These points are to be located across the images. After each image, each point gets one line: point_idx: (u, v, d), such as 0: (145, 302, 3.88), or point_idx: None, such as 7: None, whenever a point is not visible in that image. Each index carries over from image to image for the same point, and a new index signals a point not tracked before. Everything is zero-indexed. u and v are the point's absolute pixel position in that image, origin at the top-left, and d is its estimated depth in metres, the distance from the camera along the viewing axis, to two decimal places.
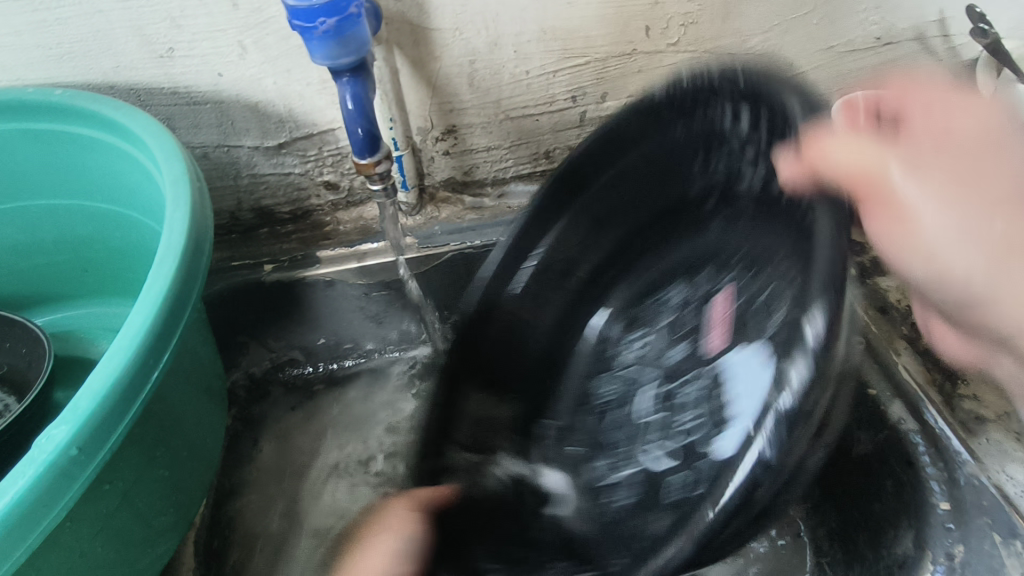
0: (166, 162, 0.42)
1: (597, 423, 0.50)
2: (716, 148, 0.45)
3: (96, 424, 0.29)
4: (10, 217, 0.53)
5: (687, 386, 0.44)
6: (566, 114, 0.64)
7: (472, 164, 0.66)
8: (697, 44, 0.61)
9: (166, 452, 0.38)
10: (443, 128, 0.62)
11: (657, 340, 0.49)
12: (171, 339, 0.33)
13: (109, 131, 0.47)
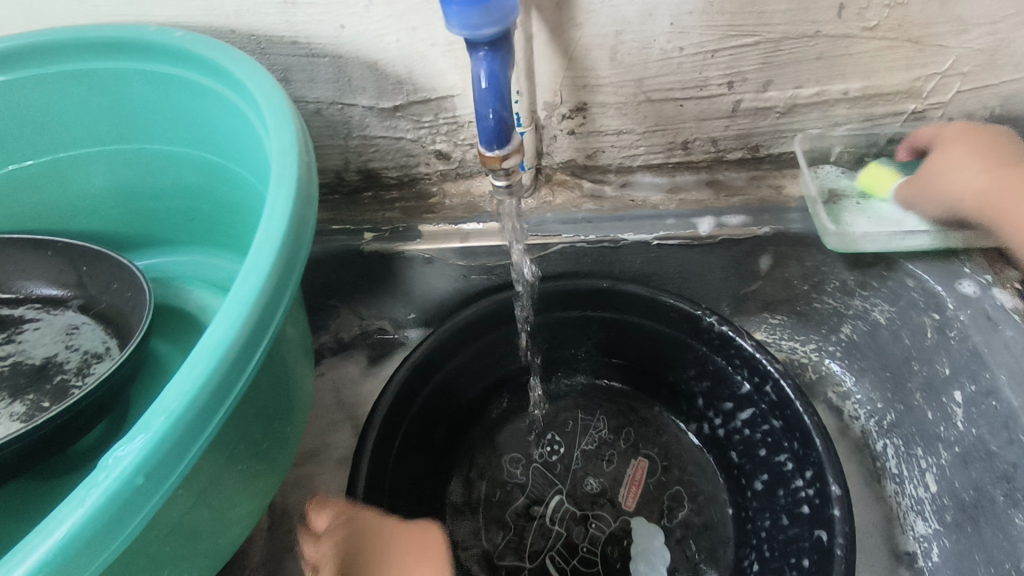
0: (274, 133, 0.38)
1: (545, 539, 0.57)
2: (722, 391, 0.58)
3: (164, 451, 0.27)
4: (126, 157, 0.52)
5: (593, 522, 0.58)
6: (715, 102, 0.55)
7: (598, 147, 0.59)
8: (901, 30, 0.49)
9: (249, 448, 0.36)
10: (573, 105, 0.55)
11: (578, 461, 0.61)
12: (251, 360, 0.31)
13: (222, 85, 0.44)
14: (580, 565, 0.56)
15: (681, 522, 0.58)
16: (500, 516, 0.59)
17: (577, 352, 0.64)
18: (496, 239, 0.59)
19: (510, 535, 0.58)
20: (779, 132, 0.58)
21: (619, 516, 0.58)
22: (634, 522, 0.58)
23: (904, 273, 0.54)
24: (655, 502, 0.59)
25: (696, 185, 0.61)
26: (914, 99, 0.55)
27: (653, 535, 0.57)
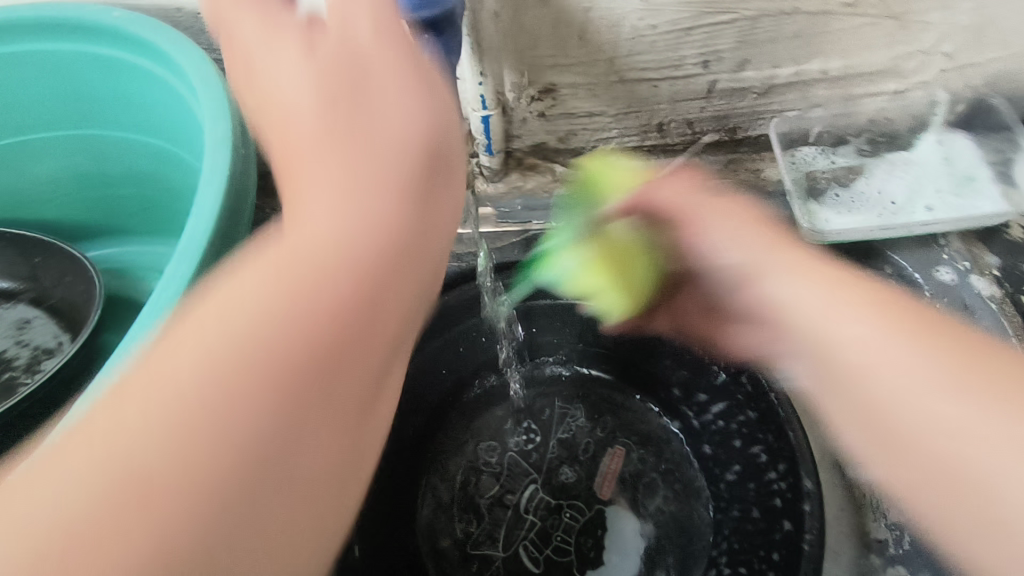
0: (211, 122, 0.36)
1: (518, 529, 0.57)
2: (699, 380, 0.57)
3: None
4: (75, 142, 0.50)
5: (567, 512, 0.57)
6: (691, 82, 0.53)
7: (569, 129, 0.57)
8: (883, 7, 0.47)
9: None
10: (540, 86, 0.53)
11: (554, 450, 0.60)
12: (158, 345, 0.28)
13: (162, 66, 0.41)
14: (554, 555, 0.56)
15: (656, 511, 0.57)
16: (473, 506, 0.58)
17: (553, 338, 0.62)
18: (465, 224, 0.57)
19: (483, 525, 0.57)
20: (757, 113, 0.56)
21: (593, 505, 0.57)
22: (609, 511, 0.57)
23: (882, 260, 0.53)
24: (630, 491, 0.58)
25: (671, 169, 0.59)
26: (896, 78, 0.53)
27: (628, 523, 0.56)
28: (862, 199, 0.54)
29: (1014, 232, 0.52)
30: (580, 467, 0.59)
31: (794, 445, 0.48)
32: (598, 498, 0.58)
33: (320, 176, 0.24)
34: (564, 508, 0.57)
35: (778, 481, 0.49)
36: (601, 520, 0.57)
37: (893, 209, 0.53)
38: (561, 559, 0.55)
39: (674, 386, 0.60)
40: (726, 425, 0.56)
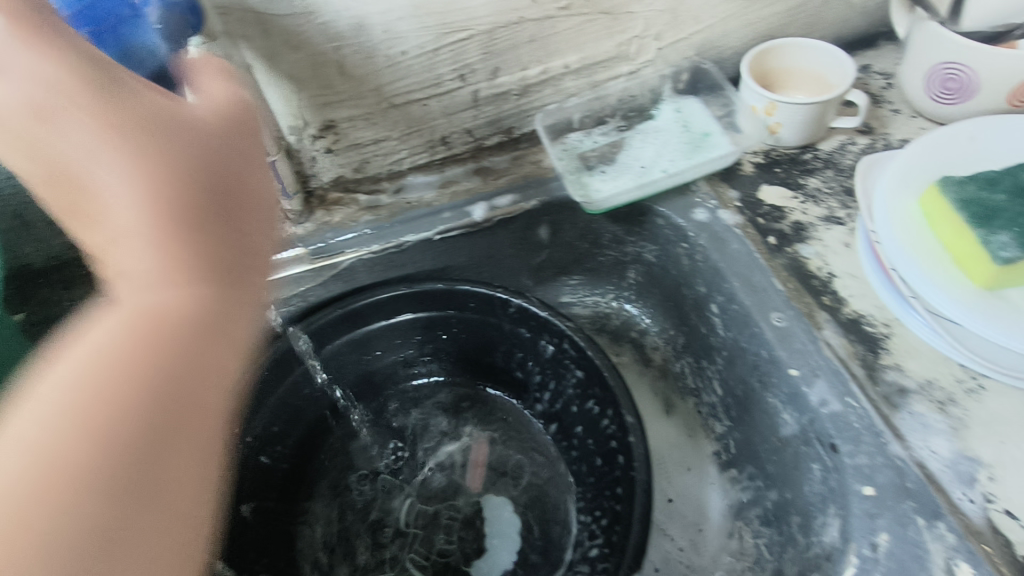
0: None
1: (398, 544, 0.58)
2: (532, 358, 0.63)
3: None
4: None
5: (444, 513, 0.60)
6: (456, 95, 0.58)
7: (362, 159, 0.61)
8: (591, 5, 0.55)
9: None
10: (319, 124, 0.56)
11: (421, 459, 0.63)
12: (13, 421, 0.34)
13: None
14: (438, 556, 0.58)
15: (526, 487, 0.61)
16: (352, 538, 0.59)
17: (398, 356, 0.66)
18: (301, 264, 0.59)
19: (364, 552, 0.58)
20: (523, 112, 0.63)
21: (467, 499, 0.60)
22: (481, 500, 0.60)
23: (654, 215, 0.61)
24: (498, 477, 0.61)
25: (464, 176, 0.64)
26: (626, 61, 0.62)
27: (502, 502, 0.60)
28: (620, 167, 0.62)
29: (744, 168, 0.62)
30: (448, 468, 0.62)
31: (612, 390, 0.55)
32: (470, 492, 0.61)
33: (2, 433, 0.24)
34: (440, 511, 0.60)
35: (609, 424, 0.56)
36: (476, 510, 0.60)
37: (644, 171, 0.61)
38: (444, 559, 0.58)
39: (516, 370, 0.65)
40: (565, 392, 0.62)
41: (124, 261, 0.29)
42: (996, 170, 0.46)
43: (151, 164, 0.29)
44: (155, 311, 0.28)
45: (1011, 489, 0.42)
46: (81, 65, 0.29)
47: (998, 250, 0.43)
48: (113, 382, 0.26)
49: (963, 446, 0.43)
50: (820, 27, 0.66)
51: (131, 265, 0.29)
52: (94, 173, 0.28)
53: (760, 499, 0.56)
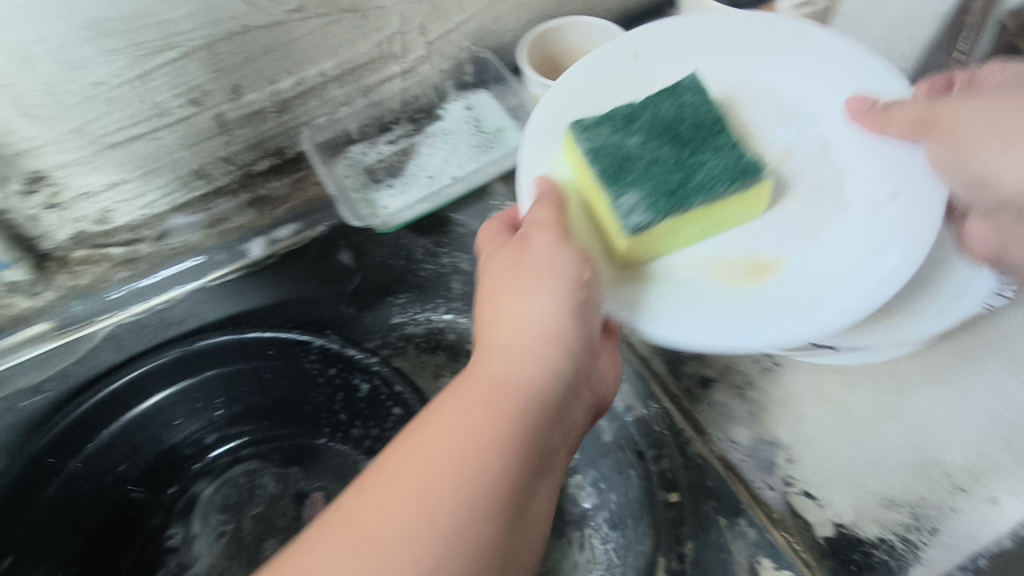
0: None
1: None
2: (357, 403, 0.58)
3: None
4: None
5: None
6: (193, 122, 0.50)
7: (101, 208, 0.52)
8: (329, 3, 0.48)
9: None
10: (25, 175, 0.46)
11: (251, 530, 0.56)
12: None
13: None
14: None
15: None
16: None
17: (221, 418, 0.59)
18: (36, 344, 0.51)
19: None
20: (289, 130, 0.56)
21: None
22: None
23: (455, 224, 0.58)
24: None
25: (238, 211, 0.58)
26: (395, 60, 0.56)
27: None
28: (407, 179, 0.57)
29: None
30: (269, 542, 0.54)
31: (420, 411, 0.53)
32: None
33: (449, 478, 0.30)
34: None
35: None
36: None
37: (433, 182, 0.57)
38: None
39: (345, 419, 0.60)
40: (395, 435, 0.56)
41: (548, 337, 0.36)
42: (636, 104, 0.43)
43: (522, 360, 0.35)
44: (508, 343, 0.37)
45: (809, 468, 0.40)
46: (528, 351, 0.36)
47: (625, 216, 0.38)
48: (456, 485, 0.29)
49: (762, 431, 0.42)
50: (600, 2, 0.63)
51: (450, 408, 0.33)
52: (494, 381, 0.34)
53: (604, 502, 0.53)
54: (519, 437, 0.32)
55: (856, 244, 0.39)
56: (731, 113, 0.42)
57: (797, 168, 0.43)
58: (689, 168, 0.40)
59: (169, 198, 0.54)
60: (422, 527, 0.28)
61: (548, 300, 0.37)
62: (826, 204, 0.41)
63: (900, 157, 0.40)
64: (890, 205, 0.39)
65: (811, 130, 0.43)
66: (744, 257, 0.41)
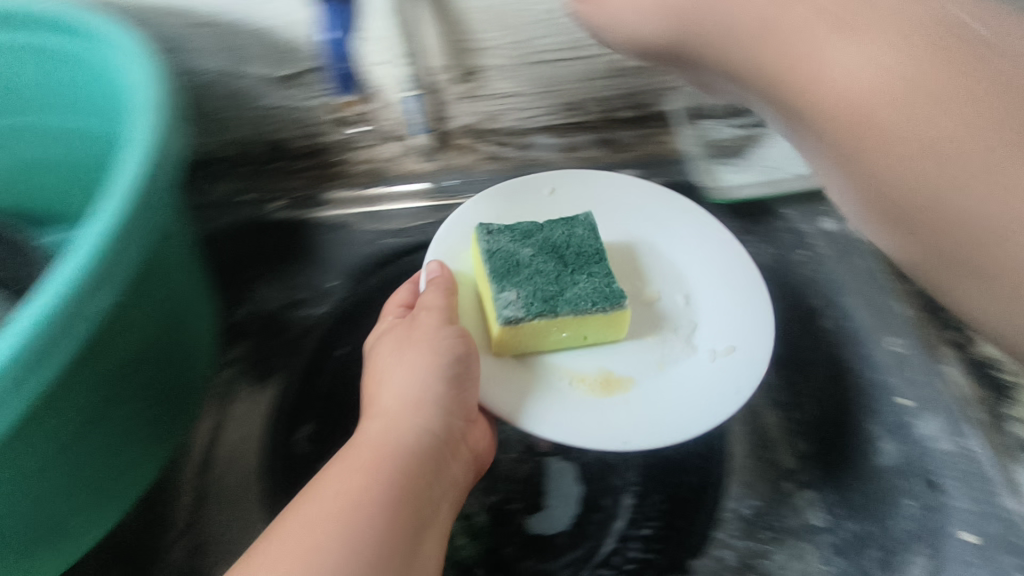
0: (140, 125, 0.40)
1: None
2: None
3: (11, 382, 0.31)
4: (62, 327, 0.34)
5: (507, 462, 0.61)
6: (597, 61, 0.58)
7: (494, 110, 0.62)
8: None
9: (138, 391, 0.44)
10: (461, 70, 0.57)
11: None
12: (53, 354, 0.34)
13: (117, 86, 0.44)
14: (498, 502, 0.59)
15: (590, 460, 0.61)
16: None
17: None
18: (408, 200, 0.65)
19: None
20: (662, 88, 0.61)
21: (533, 457, 0.62)
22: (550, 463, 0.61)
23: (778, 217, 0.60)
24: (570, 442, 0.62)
25: (590, 145, 0.65)
26: None
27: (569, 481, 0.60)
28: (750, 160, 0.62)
29: None
30: None
31: None
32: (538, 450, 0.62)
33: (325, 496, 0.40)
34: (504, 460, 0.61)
35: None
36: (543, 471, 0.61)
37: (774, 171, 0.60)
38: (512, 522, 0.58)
39: None
40: None
41: (389, 433, 0.44)
42: (536, 224, 0.54)
43: (394, 443, 0.43)
44: (408, 409, 0.46)
45: None
46: (392, 431, 0.44)
47: (502, 309, 0.49)
48: (328, 501, 0.39)
49: None
50: None
51: (371, 439, 0.44)
52: (366, 440, 0.44)
53: None
54: (396, 479, 0.41)
55: (711, 389, 0.49)
56: (596, 247, 0.53)
57: (665, 315, 0.55)
58: (562, 286, 0.51)
59: (546, 118, 0.63)
60: (342, 539, 0.37)
61: (416, 384, 0.47)
62: (678, 352, 0.52)
63: (762, 327, 0.52)
64: (724, 364, 0.51)
65: (684, 288, 0.56)
66: (602, 372, 0.52)
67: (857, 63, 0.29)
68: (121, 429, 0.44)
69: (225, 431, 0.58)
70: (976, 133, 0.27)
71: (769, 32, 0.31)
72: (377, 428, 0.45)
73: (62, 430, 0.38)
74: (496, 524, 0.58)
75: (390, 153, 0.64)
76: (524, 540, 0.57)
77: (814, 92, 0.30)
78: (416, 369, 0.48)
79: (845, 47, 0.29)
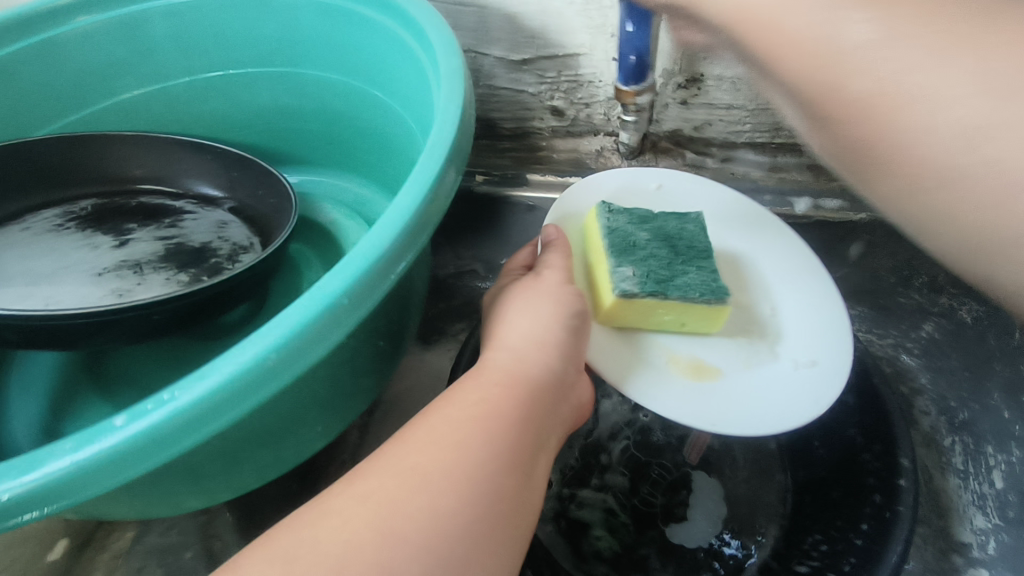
0: (446, 102, 0.41)
1: (608, 480, 0.61)
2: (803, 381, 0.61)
3: (328, 316, 0.32)
4: (378, 277, 0.34)
5: (656, 468, 0.62)
6: None
7: (706, 119, 0.62)
8: None
9: (370, 348, 0.44)
10: (688, 76, 0.58)
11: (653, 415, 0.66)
12: (359, 311, 0.34)
13: (402, 52, 0.49)
14: (639, 504, 0.60)
15: (740, 483, 0.61)
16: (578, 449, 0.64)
17: None
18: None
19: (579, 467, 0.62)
20: None
21: (681, 466, 0.62)
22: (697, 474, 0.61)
23: None
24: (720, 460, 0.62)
25: (796, 168, 0.65)
26: None
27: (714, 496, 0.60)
28: None
29: None
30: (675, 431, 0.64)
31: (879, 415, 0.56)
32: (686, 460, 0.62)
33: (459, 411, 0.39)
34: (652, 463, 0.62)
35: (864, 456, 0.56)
36: (689, 481, 0.61)
37: None
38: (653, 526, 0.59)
39: None
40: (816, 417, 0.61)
41: (510, 365, 0.44)
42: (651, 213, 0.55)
43: (521, 376, 0.43)
44: (535, 350, 0.45)
45: None
46: (518, 366, 0.44)
47: (618, 282, 0.49)
48: (461, 417, 0.38)
49: None
50: None
51: (497, 368, 0.43)
52: (492, 369, 0.43)
53: None
54: (520, 407, 0.41)
55: (793, 394, 0.48)
56: (705, 244, 0.53)
57: (758, 321, 0.53)
58: (674, 272, 0.51)
59: (756, 135, 0.63)
60: (476, 447, 0.37)
61: (539, 330, 0.46)
62: (734, 359, 0.50)
63: (847, 349, 0.50)
64: (804, 372, 0.49)
65: (772, 300, 0.54)
66: (694, 359, 0.50)
67: (962, 90, 0.26)
68: (348, 382, 0.44)
69: (399, 377, 0.63)
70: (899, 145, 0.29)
71: (858, 66, 0.27)
72: (499, 360, 0.44)
73: (320, 373, 0.39)
74: (636, 526, 0.58)
75: (594, 144, 0.67)
76: (664, 546, 0.57)
77: (902, 144, 0.27)
78: (541, 315, 0.47)
79: (917, 73, 0.26)
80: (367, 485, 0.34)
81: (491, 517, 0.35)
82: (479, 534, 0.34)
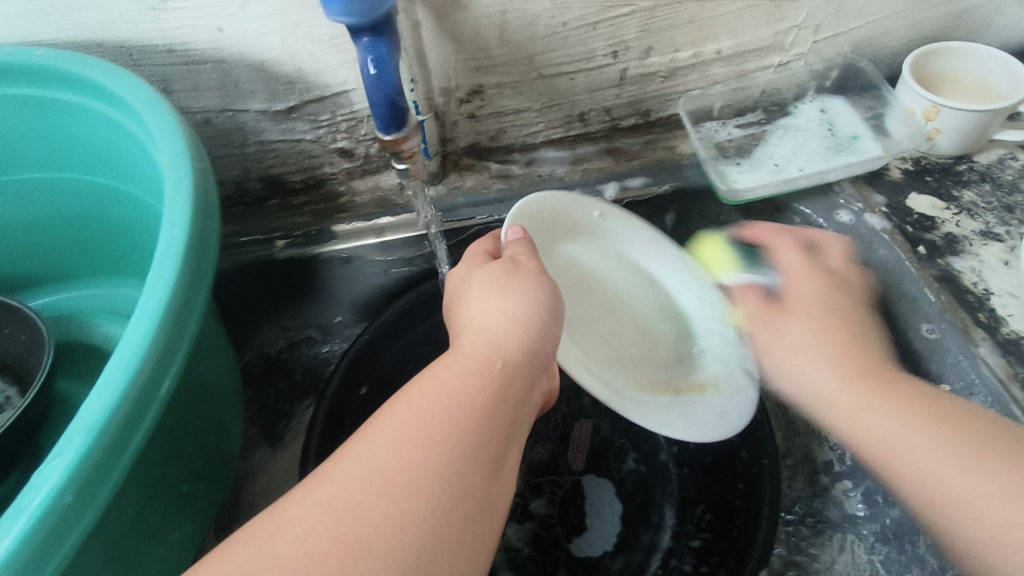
0: (171, 195, 0.35)
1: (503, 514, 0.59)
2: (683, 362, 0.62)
3: (58, 519, 0.27)
4: (117, 442, 0.29)
5: (546, 486, 0.60)
6: (604, 72, 0.57)
7: (500, 127, 0.60)
8: None
9: (172, 491, 0.39)
10: (468, 89, 0.56)
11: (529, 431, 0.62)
12: (96, 497, 0.29)
13: (132, 140, 0.42)
14: (540, 529, 0.58)
15: (629, 474, 0.60)
16: None
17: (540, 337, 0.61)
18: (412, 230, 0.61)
19: None
20: (665, 96, 0.61)
21: (569, 475, 0.60)
22: (585, 479, 0.60)
23: (791, 212, 0.61)
24: (602, 457, 0.61)
25: (596, 155, 0.64)
26: (780, 52, 0.59)
27: (605, 494, 0.60)
28: (755, 161, 0.61)
29: (891, 174, 0.61)
30: (552, 445, 0.61)
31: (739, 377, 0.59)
32: (574, 468, 0.61)
33: (435, 398, 0.35)
34: (542, 484, 0.60)
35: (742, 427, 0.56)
36: (580, 491, 0.60)
37: (779, 169, 0.60)
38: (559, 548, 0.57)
39: None
40: None
41: (487, 347, 0.39)
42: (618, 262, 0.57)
43: (497, 365, 0.38)
44: (517, 331, 0.40)
45: None
46: (496, 351, 0.39)
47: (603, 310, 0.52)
48: (438, 407, 0.34)
49: None
50: (984, 34, 0.63)
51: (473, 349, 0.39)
52: (466, 351, 0.39)
53: None
54: (498, 402, 0.36)
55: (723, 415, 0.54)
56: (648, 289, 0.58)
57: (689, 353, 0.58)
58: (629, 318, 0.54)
59: (550, 132, 0.62)
60: (447, 443, 0.33)
61: (511, 305, 0.42)
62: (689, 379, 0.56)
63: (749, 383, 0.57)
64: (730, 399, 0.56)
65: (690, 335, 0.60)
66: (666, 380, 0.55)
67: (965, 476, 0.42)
68: (153, 534, 0.39)
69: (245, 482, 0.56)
70: (927, 431, 0.45)
71: (910, 458, 0.45)
72: (474, 343, 0.39)
73: (104, 546, 0.34)
74: (540, 553, 0.57)
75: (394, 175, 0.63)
76: (570, 562, 0.57)
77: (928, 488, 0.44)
78: (511, 292, 0.42)
79: (913, 449, 0.45)
80: (326, 488, 0.30)
81: (456, 519, 0.31)
82: (440, 536, 0.30)
